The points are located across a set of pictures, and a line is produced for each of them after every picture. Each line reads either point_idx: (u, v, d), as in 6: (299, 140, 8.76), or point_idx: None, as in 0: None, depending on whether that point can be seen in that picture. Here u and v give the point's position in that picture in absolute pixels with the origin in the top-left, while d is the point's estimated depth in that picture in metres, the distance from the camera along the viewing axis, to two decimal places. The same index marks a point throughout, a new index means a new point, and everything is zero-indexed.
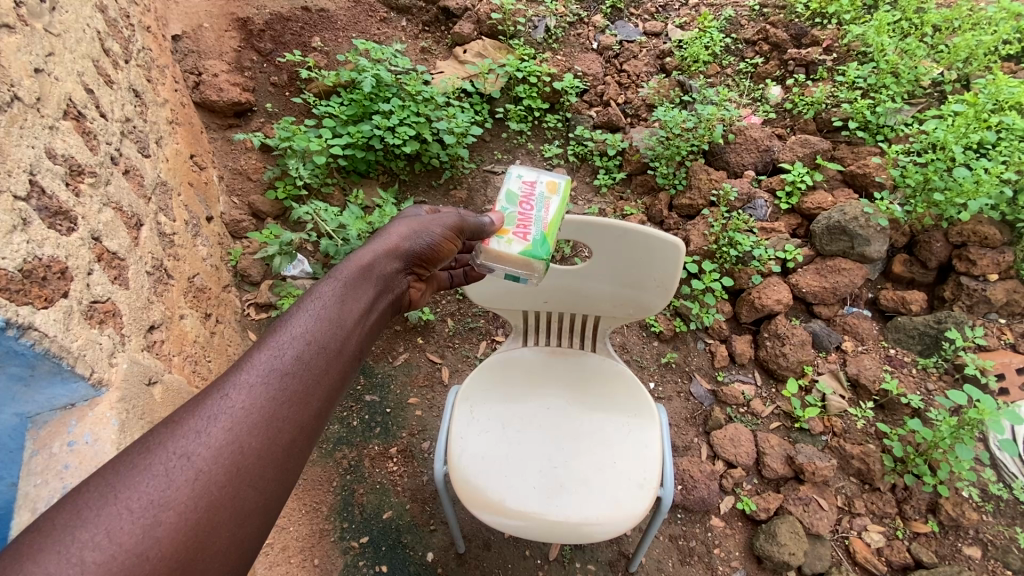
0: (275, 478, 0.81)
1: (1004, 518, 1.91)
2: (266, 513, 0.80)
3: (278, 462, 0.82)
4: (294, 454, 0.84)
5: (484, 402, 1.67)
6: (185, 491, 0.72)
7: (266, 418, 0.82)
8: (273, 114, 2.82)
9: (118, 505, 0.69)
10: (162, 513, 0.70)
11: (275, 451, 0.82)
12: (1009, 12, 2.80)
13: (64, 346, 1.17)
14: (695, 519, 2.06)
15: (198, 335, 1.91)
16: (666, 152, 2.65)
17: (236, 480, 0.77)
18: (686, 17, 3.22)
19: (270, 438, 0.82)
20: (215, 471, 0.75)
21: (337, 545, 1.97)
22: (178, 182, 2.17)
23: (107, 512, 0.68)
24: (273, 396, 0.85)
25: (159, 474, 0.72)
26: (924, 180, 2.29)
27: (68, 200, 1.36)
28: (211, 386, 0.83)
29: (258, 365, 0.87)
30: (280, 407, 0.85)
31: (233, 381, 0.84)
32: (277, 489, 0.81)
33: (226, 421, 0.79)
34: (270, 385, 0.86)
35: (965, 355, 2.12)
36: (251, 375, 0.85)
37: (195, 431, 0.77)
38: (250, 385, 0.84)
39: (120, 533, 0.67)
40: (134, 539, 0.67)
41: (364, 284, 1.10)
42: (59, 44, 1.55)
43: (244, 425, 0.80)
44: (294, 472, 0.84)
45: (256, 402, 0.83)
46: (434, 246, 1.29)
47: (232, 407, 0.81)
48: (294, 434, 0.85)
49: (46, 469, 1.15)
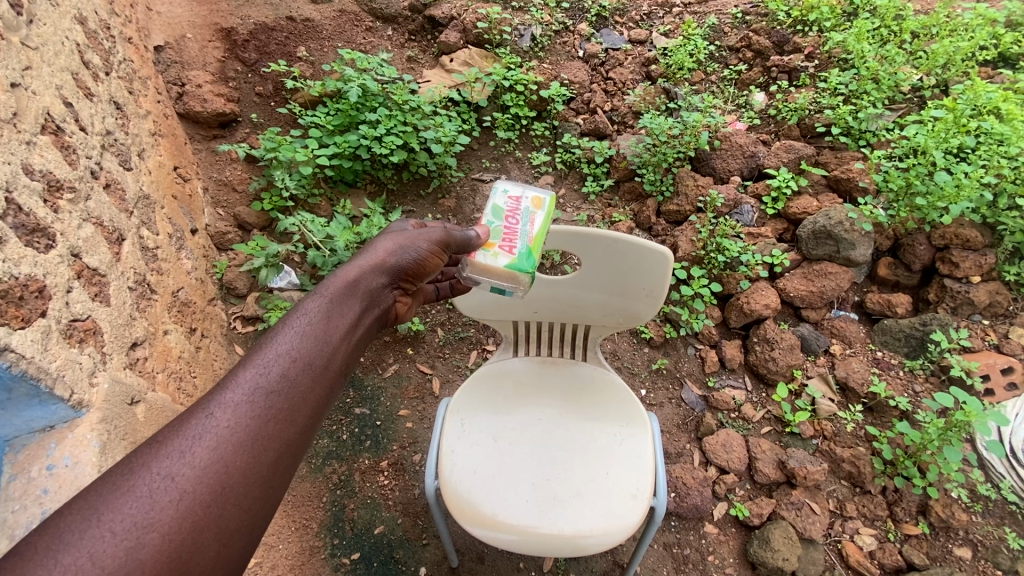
0: (260, 496, 0.79)
1: (993, 518, 1.93)
2: (251, 534, 0.77)
3: (263, 480, 0.80)
4: (280, 472, 0.82)
5: (475, 415, 1.65)
6: (170, 512, 0.70)
7: (251, 437, 0.80)
8: (257, 124, 2.79)
9: (101, 528, 0.67)
10: (146, 535, 0.68)
11: (259, 470, 0.80)
12: (985, 18, 2.86)
13: (42, 367, 1.14)
14: (689, 526, 2.06)
15: (183, 350, 1.88)
16: (652, 159, 2.66)
17: (220, 500, 0.74)
18: (670, 24, 3.26)
19: (255, 456, 0.80)
20: (199, 491, 0.73)
21: (327, 562, 1.94)
22: (162, 195, 2.14)
23: (89, 535, 0.66)
24: (258, 415, 0.83)
25: (142, 496, 0.70)
26: (906, 184, 2.31)
27: (46, 217, 1.33)
28: (194, 405, 0.81)
29: (244, 383, 0.85)
30: (265, 426, 0.83)
31: (217, 400, 0.82)
32: (262, 508, 0.79)
33: (210, 441, 0.77)
34: (256, 403, 0.84)
35: (950, 356, 2.14)
36: (236, 393, 0.83)
37: (179, 452, 0.75)
38: (235, 405, 0.82)
39: (103, 556, 0.65)
40: (117, 563, 0.65)
41: (350, 298, 1.08)
42: (37, 57, 1.53)
43: (230, 444, 0.78)
44: (280, 490, 0.82)
45: (241, 421, 0.81)
46: (420, 261, 1.26)
47: (217, 426, 0.79)
48: (279, 452, 0.83)
49: (24, 494, 1.11)
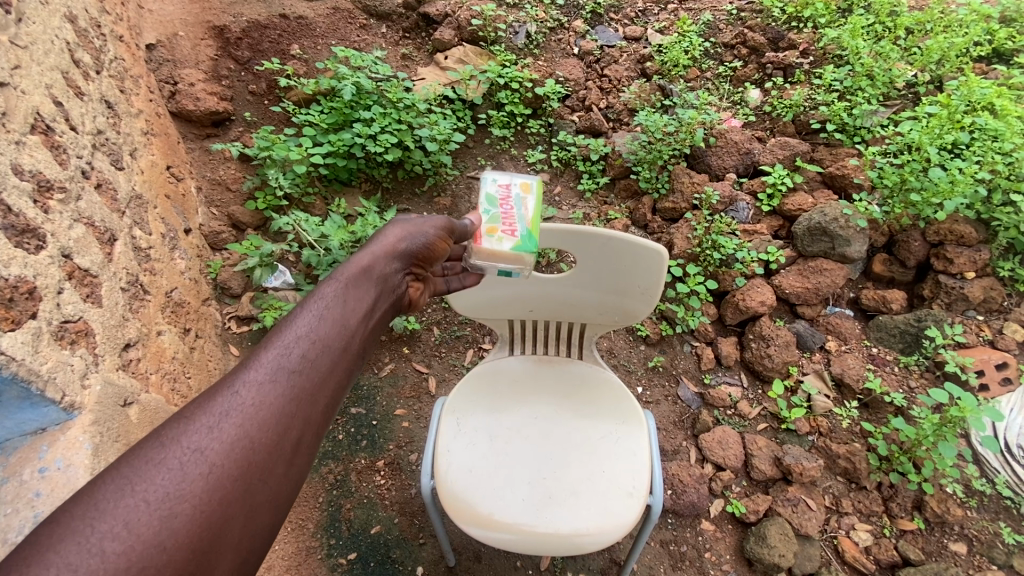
0: (284, 473, 0.78)
1: (988, 513, 1.93)
2: (275, 510, 0.77)
3: (288, 458, 0.79)
4: (302, 451, 0.81)
5: (472, 414, 1.65)
6: (200, 484, 0.70)
7: (275, 415, 0.80)
8: (251, 123, 2.78)
9: (135, 498, 0.66)
10: (178, 505, 0.67)
11: (284, 447, 0.79)
12: (980, 14, 2.87)
13: (33, 369, 1.13)
14: (685, 523, 2.06)
15: (176, 351, 1.87)
16: (648, 156, 2.66)
17: (248, 475, 0.74)
18: (665, 21, 3.26)
19: (279, 433, 0.79)
20: (228, 465, 0.72)
21: (324, 562, 1.93)
22: (154, 195, 2.12)
23: (124, 503, 0.65)
24: (281, 394, 0.82)
25: (174, 468, 0.70)
26: (901, 180, 2.33)
27: (36, 218, 1.31)
28: (219, 383, 0.80)
29: (266, 364, 0.84)
30: (288, 405, 0.82)
31: (241, 378, 0.81)
32: (287, 485, 0.78)
33: (237, 417, 0.76)
34: (279, 383, 0.83)
35: (945, 352, 2.15)
36: (260, 372, 0.82)
37: (207, 427, 0.74)
38: (259, 384, 0.81)
39: (139, 525, 0.64)
40: (152, 531, 0.64)
41: (364, 285, 1.06)
42: (26, 57, 1.51)
43: (255, 421, 0.77)
44: (303, 469, 0.81)
45: (266, 399, 0.80)
46: (429, 247, 1.25)
47: (243, 403, 0.78)
48: (302, 431, 0.82)
49: (16, 498, 1.08)
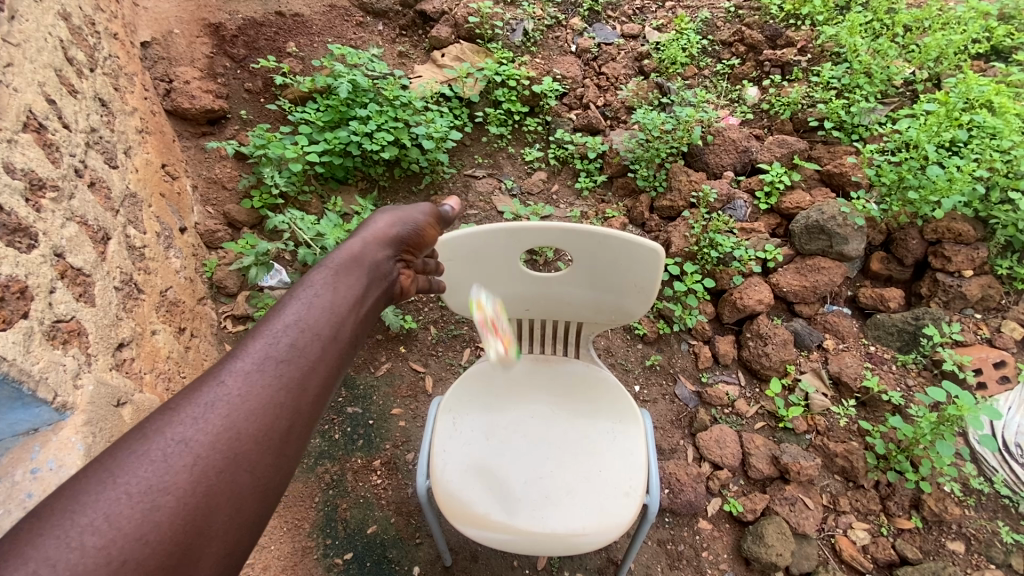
0: (273, 463, 0.75)
1: (985, 511, 1.93)
2: (264, 501, 0.74)
3: (277, 448, 0.76)
4: (293, 441, 0.78)
5: (467, 414, 1.64)
6: (184, 476, 0.68)
7: (262, 404, 0.76)
8: (247, 121, 2.76)
9: (117, 490, 0.64)
10: (161, 498, 0.65)
11: (272, 436, 0.76)
12: (978, 11, 2.87)
13: (24, 369, 1.12)
14: (683, 522, 2.05)
15: (171, 350, 1.86)
16: (645, 154, 2.65)
17: (234, 466, 0.71)
18: (662, 19, 3.25)
19: (267, 423, 0.76)
20: (213, 456, 0.70)
21: (320, 562, 1.92)
22: (148, 193, 2.11)
23: (105, 496, 0.63)
24: (269, 383, 0.79)
25: (157, 460, 0.68)
26: (898, 178, 2.34)
27: (28, 216, 1.30)
28: (206, 375, 0.78)
29: (254, 352, 0.81)
30: (277, 393, 0.78)
31: (228, 369, 0.79)
32: (276, 476, 0.75)
33: (223, 408, 0.74)
34: (267, 371, 0.79)
35: (943, 351, 2.16)
36: (246, 361, 0.79)
37: (191, 418, 0.72)
38: (246, 373, 0.78)
39: (119, 518, 0.62)
40: (134, 524, 0.62)
41: (356, 270, 1.01)
42: (18, 54, 1.50)
43: (242, 411, 0.75)
44: (294, 459, 0.78)
45: (253, 388, 0.77)
46: (420, 231, 1.20)
47: (229, 393, 0.76)
48: (292, 421, 0.79)
49: (8, 498, 1.09)
